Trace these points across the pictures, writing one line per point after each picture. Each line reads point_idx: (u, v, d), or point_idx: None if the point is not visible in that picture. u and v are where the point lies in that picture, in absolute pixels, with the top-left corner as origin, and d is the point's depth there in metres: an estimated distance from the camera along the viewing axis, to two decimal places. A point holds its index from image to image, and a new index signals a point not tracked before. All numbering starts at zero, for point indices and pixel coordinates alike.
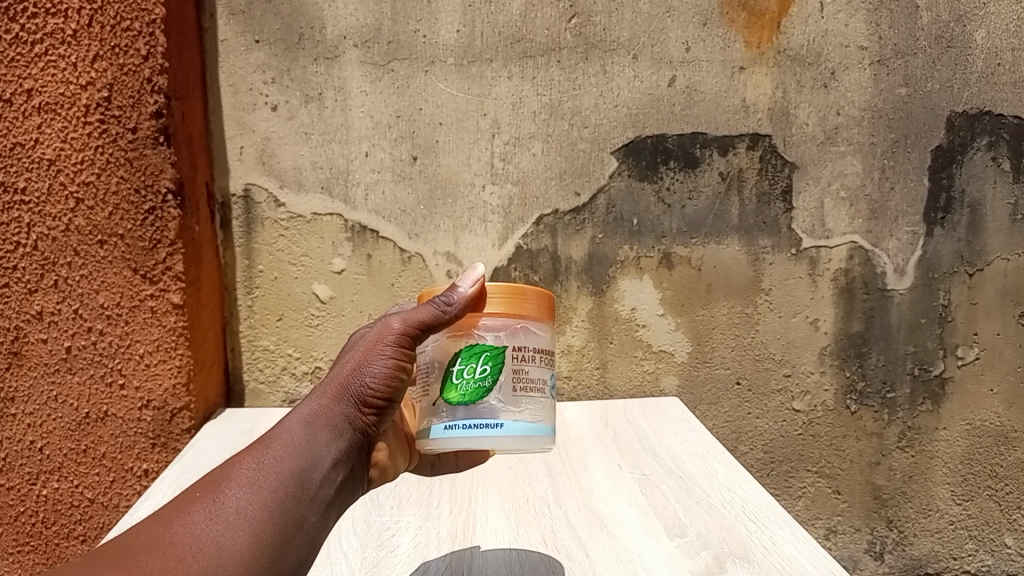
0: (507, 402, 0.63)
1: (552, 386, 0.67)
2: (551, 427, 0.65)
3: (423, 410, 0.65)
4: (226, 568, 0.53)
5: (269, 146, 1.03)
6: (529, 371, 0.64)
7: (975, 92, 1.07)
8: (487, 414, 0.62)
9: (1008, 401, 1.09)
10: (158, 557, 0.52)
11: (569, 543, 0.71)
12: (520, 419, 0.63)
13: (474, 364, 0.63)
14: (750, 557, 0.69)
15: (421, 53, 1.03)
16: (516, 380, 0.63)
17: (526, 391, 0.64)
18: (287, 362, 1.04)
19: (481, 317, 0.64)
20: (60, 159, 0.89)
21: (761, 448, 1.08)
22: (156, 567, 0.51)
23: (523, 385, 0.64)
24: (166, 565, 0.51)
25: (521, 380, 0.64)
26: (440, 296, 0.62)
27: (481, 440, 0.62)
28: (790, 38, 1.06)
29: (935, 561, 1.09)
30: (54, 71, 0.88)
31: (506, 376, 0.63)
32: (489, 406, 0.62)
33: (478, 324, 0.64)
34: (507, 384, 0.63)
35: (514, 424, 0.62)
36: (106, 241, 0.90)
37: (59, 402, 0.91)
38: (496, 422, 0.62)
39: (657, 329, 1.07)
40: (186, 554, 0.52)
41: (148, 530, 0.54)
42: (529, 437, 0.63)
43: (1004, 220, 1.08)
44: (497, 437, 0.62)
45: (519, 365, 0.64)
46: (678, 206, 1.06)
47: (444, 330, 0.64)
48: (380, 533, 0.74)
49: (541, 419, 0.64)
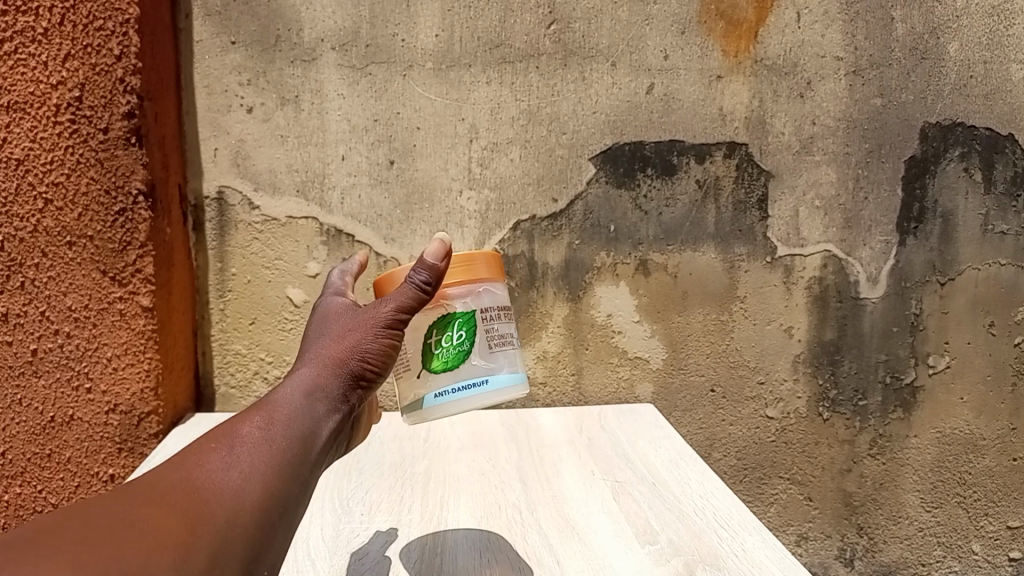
0: (487, 360, 0.68)
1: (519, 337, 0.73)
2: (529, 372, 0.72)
3: (408, 385, 0.69)
4: (247, 517, 0.52)
5: (243, 149, 1.01)
6: (496, 326, 0.70)
7: (948, 103, 1.08)
8: (473, 374, 0.68)
9: (977, 409, 1.13)
10: (179, 499, 0.51)
11: (541, 551, 0.71)
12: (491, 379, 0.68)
13: (450, 333, 0.68)
14: (719, 564, 0.69)
15: (398, 58, 1.01)
16: (490, 338, 0.69)
17: (501, 347, 0.70)
18: (258, 367, 1.04)
19: (446, 285, 0.69)
20: (28, 159, 0.86)
21: (734, 455, 1.12)
22: (183, 509, 0.50)
23: (497, 340, 0.69)
24: (191, 506, 0.50)
25: (494, 338, 0.69)
26: (412, 272, 0.66)
27: (459, 403, 0.67)
28: (767, 48, 1.06)
29: (904, 567, 1.15)
30: (23, 69, 0.85)
31: (481, 336, 0.69)
32: (472, 366, 0.68)
33: (446, 294, 0.69)
34: (471, 357, 0.68)
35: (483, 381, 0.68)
36: (74, 243, 0.88)
37: (23, 406, 0.90)
38: (481, 380, 0.68)
39: (633, 336, 1.08)
40: (209, 498, 0.51)
41: (164, 475, 0.53)
42: (515, 385, 0.69)
43: (974, 229, 1.10)
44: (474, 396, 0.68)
45: (488, 323, 0.69)
46: (655, 213, 1.07)
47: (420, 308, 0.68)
48: (349, 540, 0.74)
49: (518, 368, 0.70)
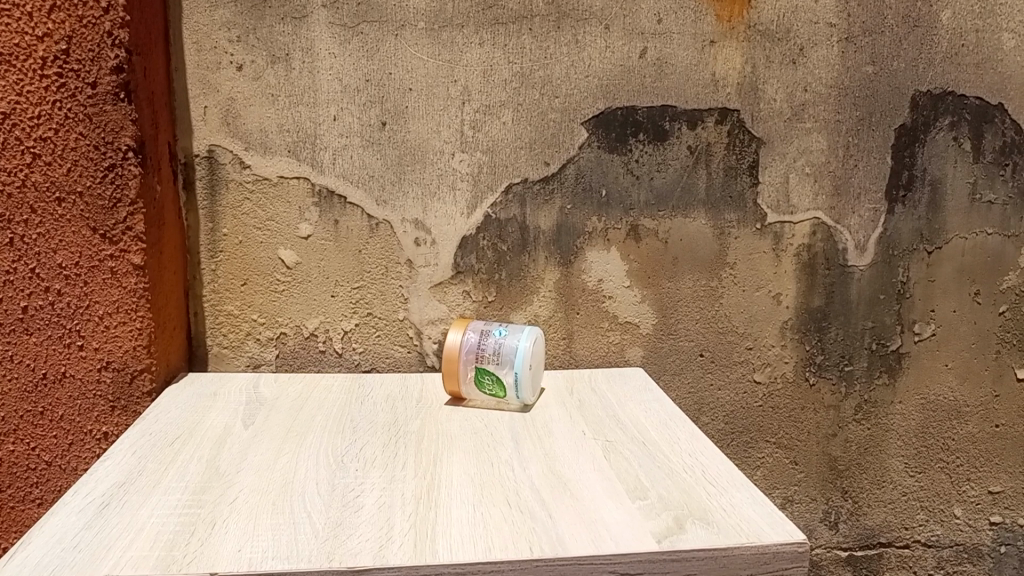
0: (498, 341, 0.93)
1: (511, 354, 0.91)
2: (514, 355, 0.91)
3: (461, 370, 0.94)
4: None
5: (234, 107, 1.00)
6: (488, 337, 0.94)
7: (939, 72, 1.08)
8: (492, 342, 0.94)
9: (962, 376, 1.15)
10: None
11: (532, 504, 0.70)
12: (518, 384, 0.90)
13: (479, 338, 0.94)
14: (708, 517, 0.69)
15: (391, 16, 1.00)
16: (499, 340, 0.93)
17: (502, 341, 0.93)
18: (251, 328, 1.05)
19: (451, 355, 0.94)
20: (15, 113, 0.85)
21: (721, 419, 1.13)
22: None
23: (501, 340, 0.93)
24: None
25: (498, 340, 0.93)
26: None
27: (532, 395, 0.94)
28: (762, 13, 1.05)
29: (887, 530, 1.18)
30: (8, 20, 0.83)
31: (494, 336, 0.94)
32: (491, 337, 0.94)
33: (455, 354, 0.94)
34: (499, 344, 0.93)
35: (512, 376, 0.91)
36: (63, 199, 0.88)
37: (15, 363, 0.90)
38: (494, 340, 0.94)
39: (624, 301, 1.09)
40: None
41: None
42: (504, 345, 0.92)
43: (962, 199, 1.11)
44: (535, 370, 0.93)
45: (483, 340, 0.94)
46: (646, 178, 1.07)
47: (451, 357, 0.94)
48: (344, 494, 0.72)
49: (503, 345, 0.92)
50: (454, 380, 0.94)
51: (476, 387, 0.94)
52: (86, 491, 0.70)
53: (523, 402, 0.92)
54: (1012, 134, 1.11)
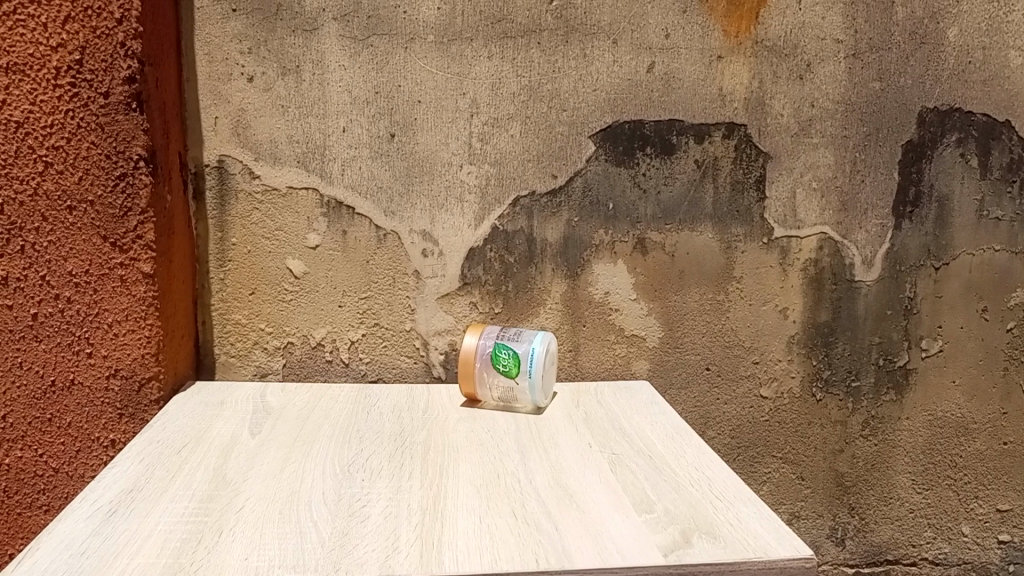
0: (514, 335, 0.95)
1: (528, 344, 0.93)
2: (531, 344, 0.93)
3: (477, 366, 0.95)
4: None
5: (244, 118, 1.01)
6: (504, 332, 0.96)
7: (946, 88, 1.08)
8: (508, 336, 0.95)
9: (969, 393, 1.14)
10: None
11: (538, 516, 0.70)
12: (534, 372, 0.92)
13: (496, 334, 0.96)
14: (714, 532, 0.68)
15: (400, 29, 1.01)
16: (515, 334, 0.95)
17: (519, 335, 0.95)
18: (258, 337, 1.05)
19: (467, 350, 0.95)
20: (29, 121, 0.86)
21: (728, 434, 1.13)
22: None
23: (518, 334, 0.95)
24: None
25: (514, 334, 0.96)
26: None
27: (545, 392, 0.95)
28: (769, 29, 1.05)
29: (894, 548, 1.17)
30: (23, 31, 0.84)
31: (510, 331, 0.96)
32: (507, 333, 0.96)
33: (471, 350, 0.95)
34: (516, 337, 0.95)
35: (528, 365, 0.92)
36: (75, 208, 0.89)
37: (24, 369, 0.91)
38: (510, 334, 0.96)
39: (630, 314, 1.09)
40: None
41: None
42: (521, 337, 0.94)
43: (969, 215, 1.11)
44: (548, 367, 0.95)
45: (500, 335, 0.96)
46: (654, 192, 1.07)
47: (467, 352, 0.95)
48: (350, 504, 0.72)
49: (520, 337, 0.94)
50: (471, 377, 0.95)
51: (491, 384, 0.94)
52: (93, 498, 0.70)
53: (536, 398, 0.92)
54: (1019, 151, 1.11)
